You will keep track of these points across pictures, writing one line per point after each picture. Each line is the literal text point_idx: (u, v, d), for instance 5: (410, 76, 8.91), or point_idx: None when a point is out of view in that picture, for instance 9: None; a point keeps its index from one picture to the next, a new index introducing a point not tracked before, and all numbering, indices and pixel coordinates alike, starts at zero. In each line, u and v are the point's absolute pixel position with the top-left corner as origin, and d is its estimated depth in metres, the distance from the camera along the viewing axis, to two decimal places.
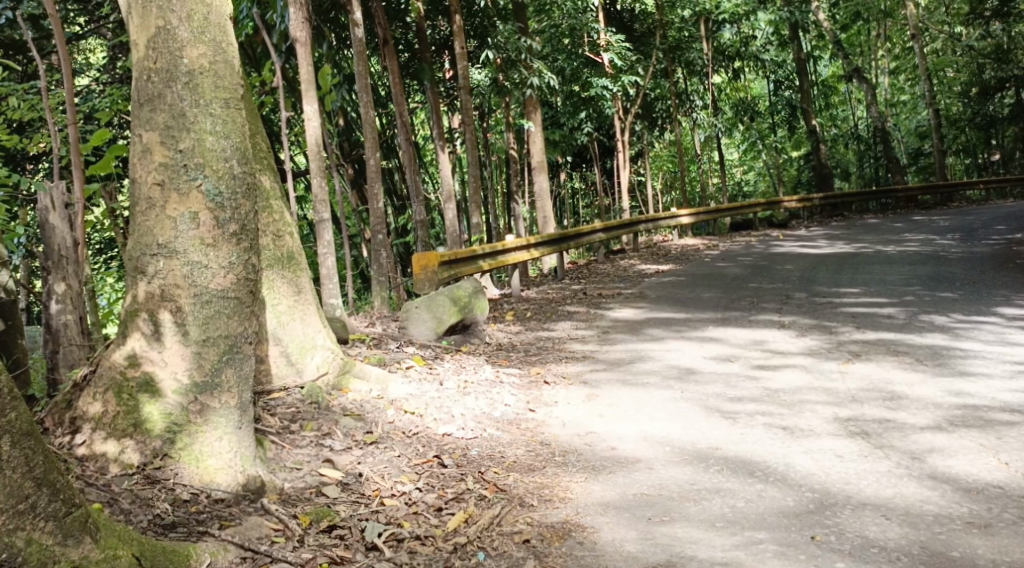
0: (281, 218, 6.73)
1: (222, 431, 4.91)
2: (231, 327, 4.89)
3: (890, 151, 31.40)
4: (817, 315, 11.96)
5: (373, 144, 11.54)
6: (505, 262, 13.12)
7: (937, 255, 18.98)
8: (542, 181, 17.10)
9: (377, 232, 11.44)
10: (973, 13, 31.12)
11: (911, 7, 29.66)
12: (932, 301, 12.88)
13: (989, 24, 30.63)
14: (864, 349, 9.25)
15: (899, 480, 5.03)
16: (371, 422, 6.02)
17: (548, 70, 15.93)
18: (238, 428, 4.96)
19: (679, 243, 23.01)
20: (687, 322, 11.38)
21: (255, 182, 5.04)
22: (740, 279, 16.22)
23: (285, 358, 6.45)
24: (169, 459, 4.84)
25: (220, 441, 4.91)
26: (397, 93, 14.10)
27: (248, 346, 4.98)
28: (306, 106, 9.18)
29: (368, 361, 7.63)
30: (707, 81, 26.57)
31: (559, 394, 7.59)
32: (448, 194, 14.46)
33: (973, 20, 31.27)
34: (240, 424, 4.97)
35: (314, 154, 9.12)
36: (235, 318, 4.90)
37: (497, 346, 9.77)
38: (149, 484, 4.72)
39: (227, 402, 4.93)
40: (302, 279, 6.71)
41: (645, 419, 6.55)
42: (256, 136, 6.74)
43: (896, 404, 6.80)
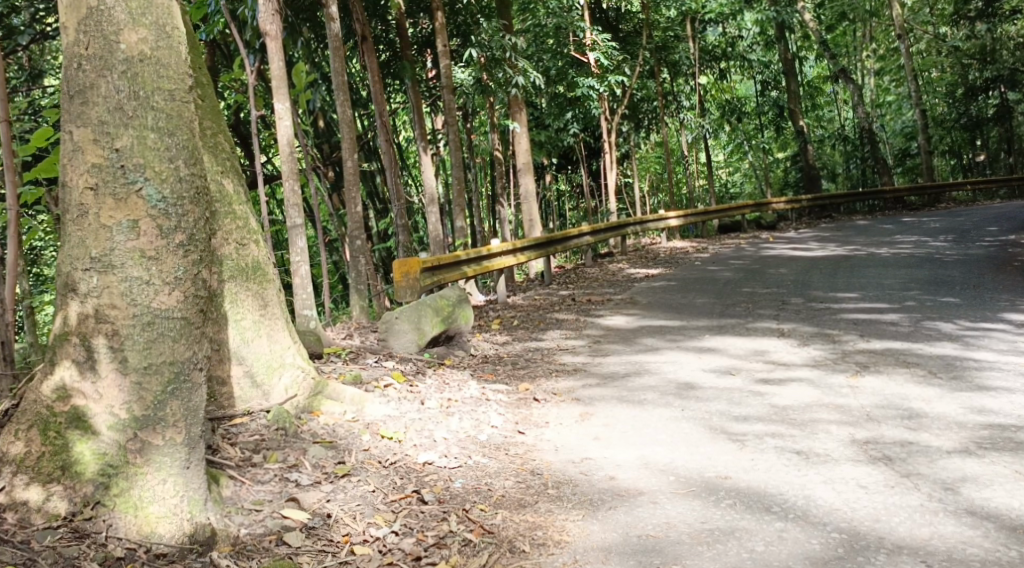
0: (245, 225, 6.11)
1: (166, 473, 4.41)
2: (177, 353, 4.38)
3: (877, 153, 31.07)
4: (817, 322, 11.46)
5: (350, 146, 10.95)
6: (490, 268, 12.58)
7: (931, 258, 18.56)
8: (528, 182, 16.55)
9: (356, 237, 10.86)
10: (958, 13, 30.88)
11: (896, 7, 29.24)
12: (935, 307, 12.42)
13: (974, 24, 30.23)
14: (871, 360, 8.76)
15: (935, 517, 4.57)
16: (344, 451, 5.45)
17: (533, 69, 15.36)
18: (184, 468, 4.45)
19: (667, 246, 22.51)
20: (681, 330, 10.85)
21: (205, 184, 4.55)
22: (733, 283, 15.71)
23: (250, 379, 5.87)
24: (101, 509, 4.34)
25: (163, 484, 4.40)
26: (376, 93, 13.51)
27: (197, 373, 4.47)
28: (277, 104, 8.55)
29: (343, 379, 7.04)
30: (693, 81, 26.07)
31: (550, 413, 7.02)
32: (431, 197, 13.87)
33: (958, 20, 30.96)
34: (187, 464, 4.46)
35: (286, 156, 8.53)
36: (182, 341, 4.40)
37: (482, 359, 9.21)
38: (76, 539, 4.23)
39: (172, 438, 4.42)
40: (269, 291, 6.12)
41: (642, 441, 6.03)
42: (218, 135, 6.14)
43: (916, 423, 6.29)
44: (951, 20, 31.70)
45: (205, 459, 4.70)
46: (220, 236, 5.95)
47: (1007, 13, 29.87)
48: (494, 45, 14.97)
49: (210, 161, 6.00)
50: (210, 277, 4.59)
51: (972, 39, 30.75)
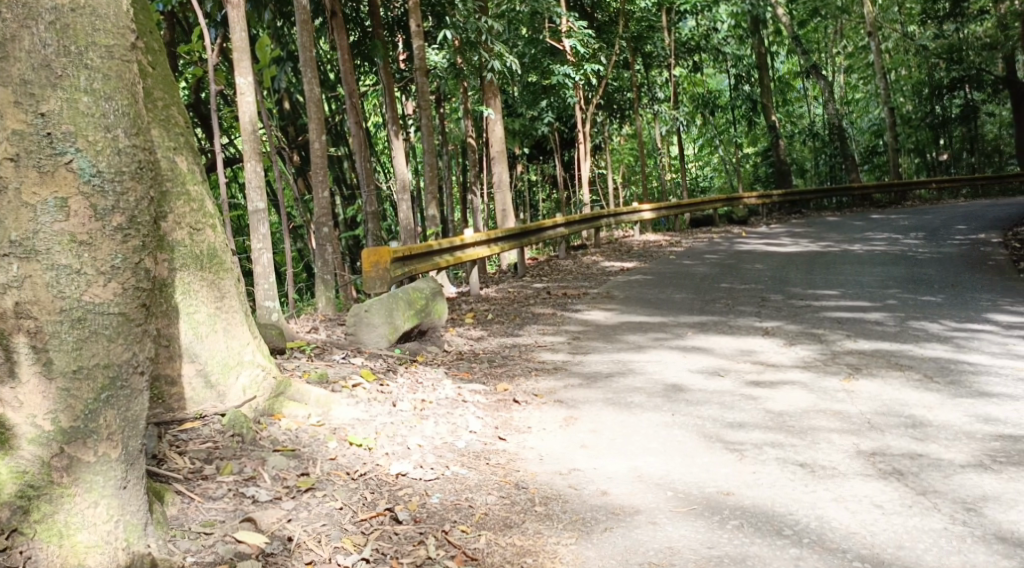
0: (200, 207, 5.54)
1: (98, 495, 3.87)
2: (113, 354, 3.86)
3: (846, 150, 30.91)
4: (801, 321, 11.06)
5: (318, 126, 10.35)
6: (463, 259, 12.07)
7: (906, 255, 18.29)
8: (500, 171, 16.04)
9: (322, 224, 10.28)
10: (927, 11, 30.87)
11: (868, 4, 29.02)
12: (918, 305, 12.10)
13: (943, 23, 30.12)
14: (863, 361, 8.36)
15: (965, 544, 4.18)
16: (308, 460, 4.93)
17: (508, 53, 14.83)
18: (120, 489, 3.93)
19: (640, 239, 22.14)
20: (662, 327, 10.40)
21: (151, 158, 4.03)
22: (710, 278, 15.30)
23: (203, 379, 5.35)
24: (16, 537, 3.74)
25: (93, 508, 3.86)
26: (346, 73, 12.92)
27: (136, 379, 3.95)
28: (239, 79, 7.93)
29: (307, 378, 6.52)
30: (667, 73, 25.65)
31: (531, 416, 6.54)
32: (402, 185, 13.32)
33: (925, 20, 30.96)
34: (124, 484, 3.94)
35: (248, 134, 7.94)
36: (119, 340, 3.87)
37: (456, 355, 8.71)
38: None
39: (106, 454, 3.88)
40: (225, 281, 5.58)
41: (633, 450, 5.58)
42: (170, 107, 5.56)
43: (922, 433, 5.86)
44: (920, 19, 31.69)
45: (144, 477, 4.19)
46: (170, 219, 5.38)
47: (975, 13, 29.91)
48: (469, 28, 14.43)
49: (161, 136, 5.42)
50: (151, 266, 4.08)
51: (940, 38, 30.62)
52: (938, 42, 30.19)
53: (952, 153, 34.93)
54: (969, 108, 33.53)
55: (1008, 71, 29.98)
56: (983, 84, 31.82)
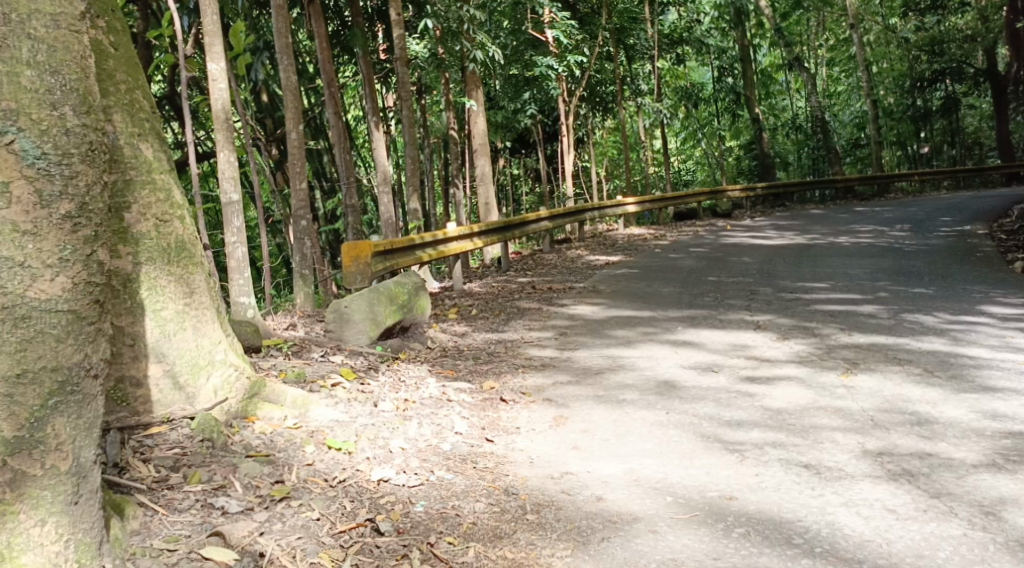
0: (167, 197, 5.20)
1: (45, 513, 3.53)
2: (61, 355, 3.53)
3: (830, 142, 30.74)
4: (793, 314, 10.80)
5: (295, 117, 10.01)
6: (446, 254, 11.74)
7: (893, 247, 18.09)
8: (483, 164, 15.72)
9: (301, 218, 9.94)
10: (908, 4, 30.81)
11: None
12: (909, 298, 11.87)
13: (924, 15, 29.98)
14: (861, 355, 8.10)
15: (987, 555, 3.92)
16: (282, 466, 4.62)
17: (491, 43, 14.51)
18: (70, 505, 3.60)
19: (624, 232, 21.88)
20: (651, 322, 10.11)
21: (105, 141, 3.75)
22: (697, 271, 15.04)
23: (171, 379, 5.04)
24: None
25: (39, 527, 3.51)
26: (324, 62, 12.57)
27: (88, 383, 3.63)
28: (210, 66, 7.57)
29: (283, 378, 6.19)
30: (650, 64, 25.36)
31: (521, 416, 6.23)
32: (383, 177, 12.97)
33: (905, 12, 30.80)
34: (74, 499, 3.60)
35: (221, 122, 7.61)
36: (69, 340, 3.56)
37: (440, 352, 8.37)
38: None
39: (55, 467, 3.55)
40: (195, 277, 5.25)
41: (628, 453, 5.31)
42: (134, 90, 5.23)
43: (930, 432, 5.58)
44: (901, 11, 31.62)
45: (100, 491, 3.86)
46: (135, 210, 5.04)
47: (956, 5, 29.84)
48: (450, 17, 13.99)
49: (123, 122, 5.09)
50: (107, 260, 3.78)
51: (921, 31, 30.47)
52: (919, 34, 30.08)
53: (933, 146, 34.90)
54: (950, 100, 33.49)
55: (989, 63, 29.94)
56: (964, 77, 31.75)
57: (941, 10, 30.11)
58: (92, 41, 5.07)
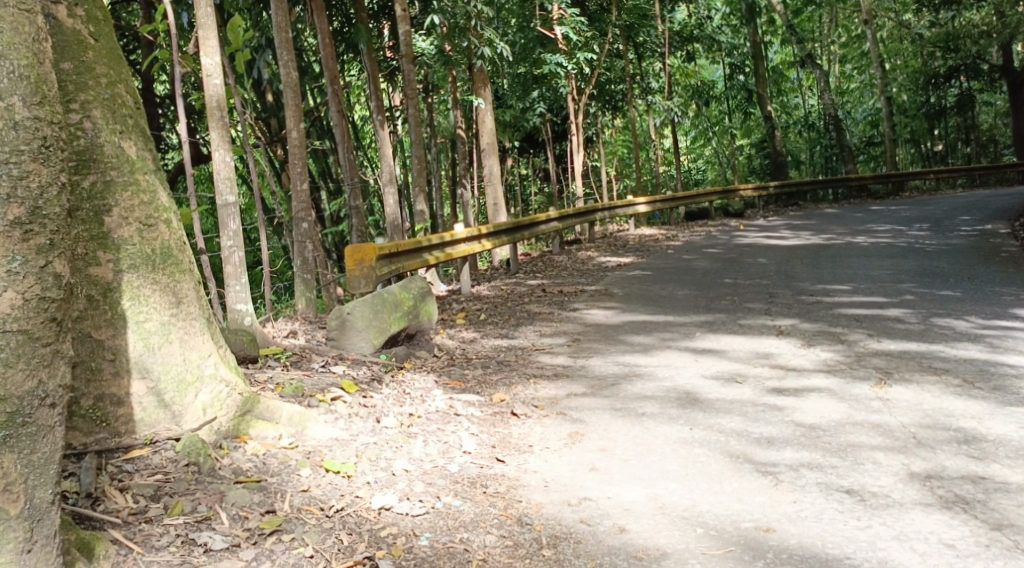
0: (152, 199, 4.82)
1: None
2: (11, 382, 3.33)
3: (842, 140, 30.25)
4: (815, 319, 10.35)
5: (295, 114, 9.61)
6: (454, 256, 11.33)
7: (912, 247, 17.62)
8: (492, 163, 15.34)
9: (302, 220, 9.52)
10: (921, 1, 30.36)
11: None
12: (935, 301, 11.43)
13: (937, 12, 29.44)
14: (894, 364, 7.68)
15: None
16: (276, 495, 4.30)
17: (500, 39, 14.12)
18: (24, 553, 3.38)
19: (635, 233, 21.48)
20: (667, 328, 9.67)
21: (63, 138, 3.60)
22: (712, 273, 14.62)
23: (156, 397, 4.67)
24: None
25: None
26: (328, 59, 12.19)
27: (43, 409, 3.43)
28: (204, 60, 7.15)
29: (280, 391, 5.80)
30: (662, 61, 24.89)
31: (534, 431, 5.83)
32: (388, 177, 12.58)
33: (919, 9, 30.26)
34: (27, 547, 3.38)
35: (216, 119, 7.21)
36: (20, 364, 3.35)
37: (447, 360, 7.98)
38: None
39: (4, 511, 3.33)
40: (183, 285, 4.87)
41: (651, 474, 4.92)
42: (117, 85, 4.84)
43: (980, 452, 5.16)
44: (915, 8, 31.08)
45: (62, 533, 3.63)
46: (117, 213, 4.67)
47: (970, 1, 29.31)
48: (457, 12, 13.68)
49: (104, 118, 4.72)
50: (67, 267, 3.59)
51: (934, 27, 29.93)
52: (933, 30, 29.56)
53: (945, 144, 34.38)
54: (965, 97, 32.96)
55: (1005, 59, 29.40)
56: (979, 74, 31.24)
57: (956, 6, 29.59)
58: (70, 31, 4.69)
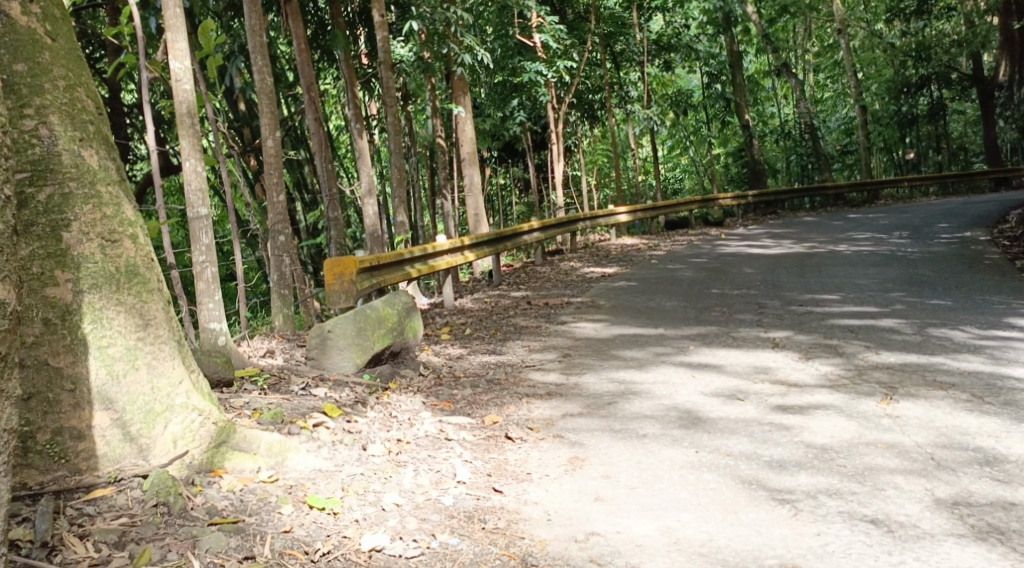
0: (116, 212, 4.50)
1: None
2: None
3: (819, 148, 30.14)
4: (809, 330, 10.05)
5: (271, 123, 9.21)
6: (437, 268, 10.97)
7: (895, 255, 17.43)
8: (472, 173, 15.01)
9: (279, 232, 9.12)
10: (893, 10, 30.36)
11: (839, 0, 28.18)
12: (928, 310, 11.19)
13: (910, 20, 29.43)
14: (899, 376, 7.40)
15: None
16: (257, 541, 4.00)
17: (480, 46, 13.77)
18: None
19: (616, 243, 21.20)
20: (659, 341, 9.35)
21: (8, 144, 3.27)
22: (699, 283, 14.34)
23: (121, 430, 4.31)
24: None
25: None
26: (303, 66, 11.79)
27: None
28: (174, 64, 6.73)
29: (258, 417, 5.44)
30: (640, 69, 24.62)
31: (530, 456, 5.50)
32: (367, 187, 12.20)
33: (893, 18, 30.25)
34: None
35: (187, 127, 6.83)
36: None
37: (433, 379, 7.62)
38: None
39: None
40: (150, 305, 4.54)
41: (657, 503, 4.62)
42: (77, 88, 4.51)
43: (1005, 474, 4.85)
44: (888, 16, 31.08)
45: None
46: (76, 228, 4.35)
47: (942, 9, 29.32)
48: (437, 18, 13.21)
49: (62, 126, 4.39)
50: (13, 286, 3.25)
51: (908, 36, 29.94)
52: (906, 39, 29.52)
53: (919, 151, 34.43)
54: (937, 105, 32.99)
55: (976, 68, 29.42)
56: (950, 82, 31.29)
57: (927, 15, 29.57)
58: (23, 31, 4.36)
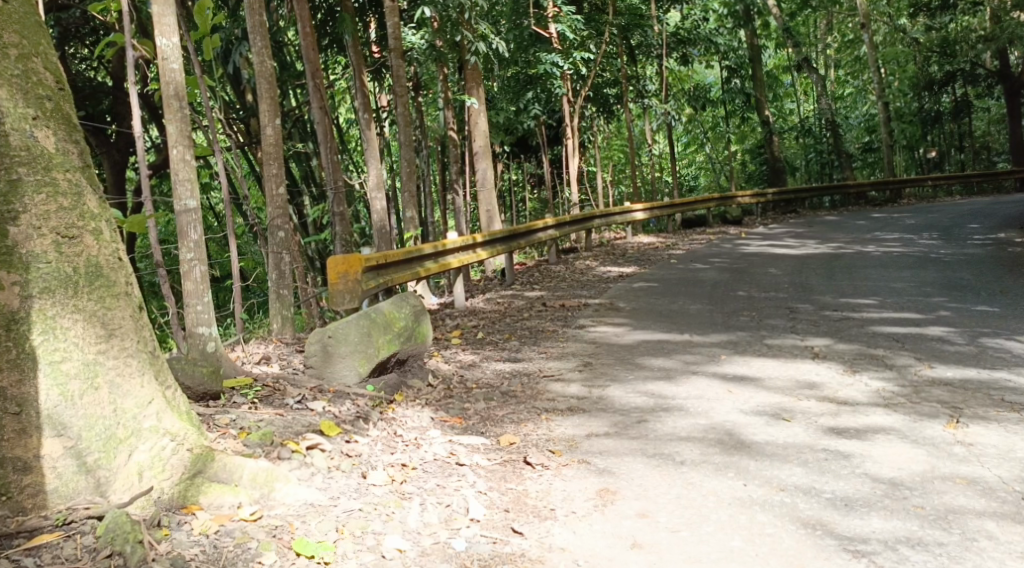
0: (75, 204, 4.00)
1: None
2: None
3: (840, 145, 29.23)
4: (849, 338, 9.33)
5: (271, 110, 8.51)
6: (448, 267, 10.30)
7: (927, 257, 16.64)
8: (485, 168, 14.34)
9: (279, 228, 8.44)
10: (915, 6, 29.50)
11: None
12: (974, 318, 10.45)
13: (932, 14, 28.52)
14: (962, 395, 6.69)
15: None
16: None
17: (495, 34, 13.04)
18: None
19: (633, 241, 20.46)
20: (688, 349, 8.62)
21: None
22: (723, 285, 13.64)
23: (76, 460, 3.82)
24: None
25: None
26: (308, 51, 11.13)
27: None
28: (160, 40, 6.06)
29: (245, 438, 4.76)
30: (658, 63, 23.77)
31: (551, 485, 4.83)
32: (376, 181, 11.53)
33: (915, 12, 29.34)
34: None
35: (175, 110, 6.15)
36: None
37: (444, 391, 6.89)
38: None
39: None
40: (116, 314, 4.04)
41: (691, 552, 4.04)
42: (31, 58, 3.97)
43: None
44: (909, 12, 30.20)
45: None
46: (26, 221, 3.85)
47: (967, 4, 28.47)
48: (450, 5, 12.40)
49: (10, 100, 3.87)
50: None
51: (932, 31, 29.03)
52: (929, 35, 28.64)
53: (940, 151, 33.50)
54: (961, 103, 32.08)
55: (1001, 65, 28.57)
56: (975, 80, 30.38)
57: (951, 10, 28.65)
58: None
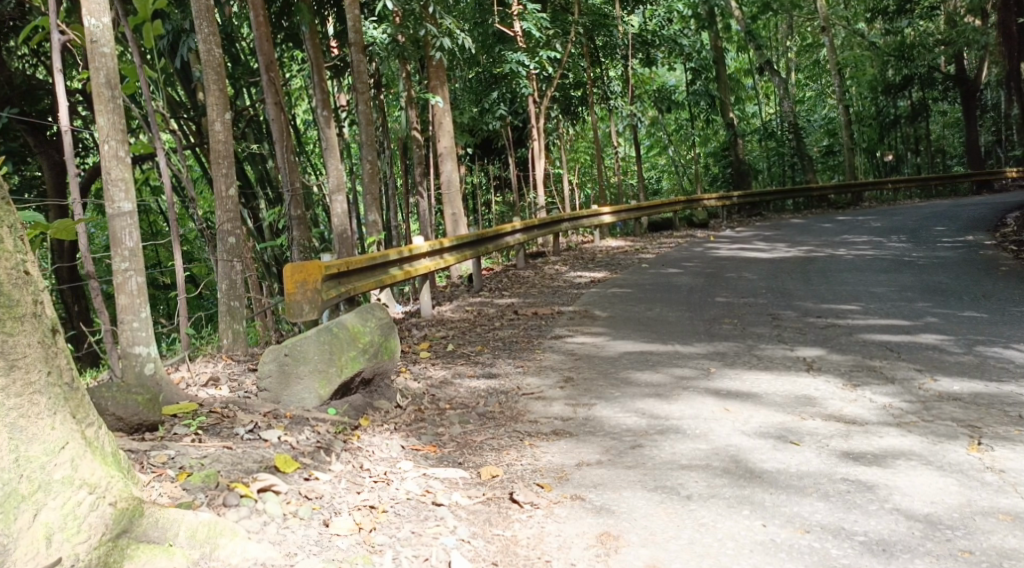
0: None
1: None
2: None
3: (802, 148, 28.82)
4: (841, 347, 8.81)
5: (220, 104, 7.77)
6: (414, 274, 9.65)
7: (901, 260, 16.25)
8: (450, 169, 13.70)
9: (231, 233, 7.72)
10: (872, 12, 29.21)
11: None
12: (965, 324, 9.98)
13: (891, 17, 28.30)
14: (978, 410, 6.18)
15: None
16: None
17: (460, 28, 12.40)
18: None
19: (600, 245, 19.89)
20: (674, 361, 8.04)
21: None
22: (699, 290, 13.10)
23: None
24: None
25: None
26: (263, 42, 10.42)
27: None
28: (88, 21, 5.35)
29: (186, 480, 4.13)
30: (623, 64, 23.20)
31: (540, 525, 4.29)
32: (336, 182, 10.82)
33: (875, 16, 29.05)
34: None
35: (106, 101, 5.43)
36: None
37: (415, 413, 6.23)
38: None
39: None
40: (20, 343, 3.43)
41: None
42: None
43: None
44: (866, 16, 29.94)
45: None
46: None
47: (925, 8, 28.26)
48: None
49: None
50: None
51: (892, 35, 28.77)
52: (888, 38, 28.38)
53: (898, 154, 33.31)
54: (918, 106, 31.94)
55: (958, 69, 28.41)
56: (932, 84, 30.21)
57: (908, 13, 28.40)
58: None
